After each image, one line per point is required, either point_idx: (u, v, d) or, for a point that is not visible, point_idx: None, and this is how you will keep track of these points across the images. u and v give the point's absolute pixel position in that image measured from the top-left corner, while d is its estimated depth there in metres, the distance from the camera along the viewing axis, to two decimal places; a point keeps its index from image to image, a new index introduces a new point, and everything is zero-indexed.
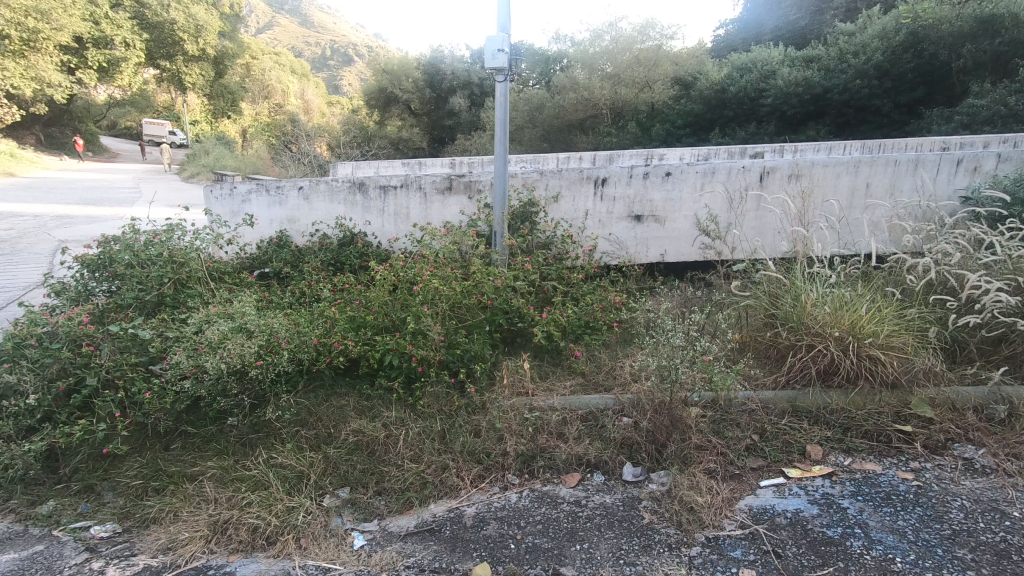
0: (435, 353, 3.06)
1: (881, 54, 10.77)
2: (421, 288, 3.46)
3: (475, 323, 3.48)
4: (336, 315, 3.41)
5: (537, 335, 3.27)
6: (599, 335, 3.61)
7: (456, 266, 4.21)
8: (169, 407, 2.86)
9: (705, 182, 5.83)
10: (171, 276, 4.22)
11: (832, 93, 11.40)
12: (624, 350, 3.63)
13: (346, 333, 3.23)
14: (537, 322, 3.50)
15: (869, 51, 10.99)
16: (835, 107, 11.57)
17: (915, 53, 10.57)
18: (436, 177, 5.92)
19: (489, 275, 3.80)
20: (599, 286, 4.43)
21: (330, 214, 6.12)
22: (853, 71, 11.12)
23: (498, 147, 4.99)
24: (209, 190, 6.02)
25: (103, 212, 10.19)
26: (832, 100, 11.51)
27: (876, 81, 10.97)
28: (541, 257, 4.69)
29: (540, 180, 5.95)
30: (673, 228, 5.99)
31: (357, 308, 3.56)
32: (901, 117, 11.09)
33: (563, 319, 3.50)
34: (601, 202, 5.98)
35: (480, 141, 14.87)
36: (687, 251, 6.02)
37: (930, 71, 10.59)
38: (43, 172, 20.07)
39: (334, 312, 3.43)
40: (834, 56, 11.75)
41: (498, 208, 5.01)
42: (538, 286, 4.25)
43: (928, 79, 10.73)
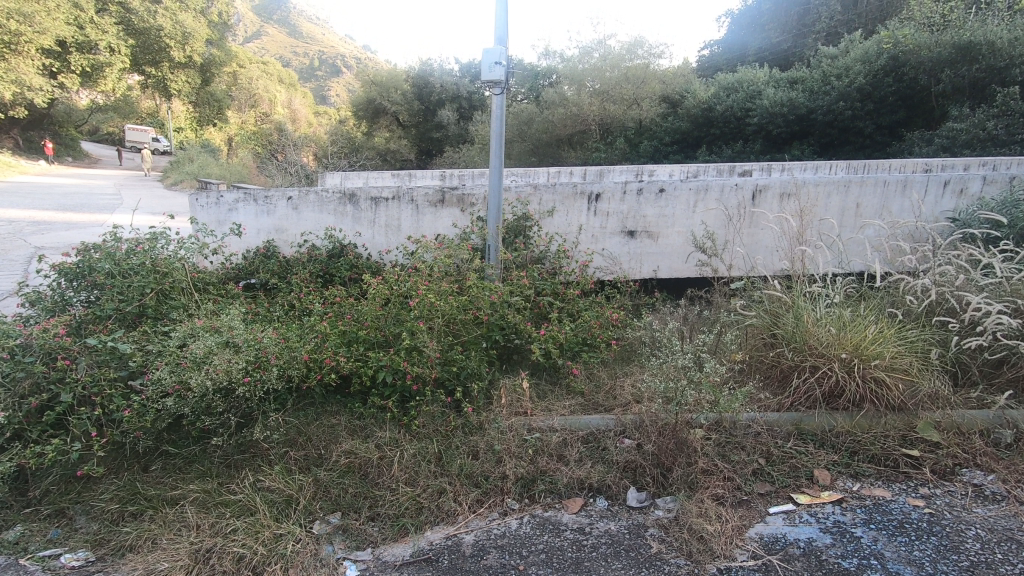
0: (430, 370, 2.98)
1: (863, 78, 11.02)
2: (417, 303, 3.37)
3: (471, 340, 3.40)
4: (327, 330, 3.30)
5: (535, 352, 3.21)
6: (598, 353, 3.54)
7: (450, 281, 4.12)
8: (150, 426, 2.70)
9: (698, 199, 5.83)
10: (153, 286, 4.07)
11: (817, 114, 11.61)
12: (623, 368, 3.56)
13: (339, 349, 3.12)
14: (534, 339, 3.43)
15: (852, 74, 11.24)
16: (819, 128, 11.77)
17: (896, 77, 10.84)
18: (428, 190, 5.85)
19: (485, 290, 3.72)
20: (594, 303, 4.37)
21: (319, 225, 6.01)
22: (836, 93, 11.35)
23: (493, 160, 4.94)
24: (195, 198, 5.88)
25: (82, 219, 9.96)
26: (817, 121, 11.71)
27: (859, 103, 11.19)
28: (535, 273, 4.62)
29: (534, 194, 5.91)
30: (666, 244, 5.98)
31: (349, 322, 3.45)
32: (883, 139, 11.31)
33: (561, 336, 3.43)
34: (595, 218, 5.95)
35: (469, 154, 14.86)
36: (680, 268, 6.00)
37: (911, 95, 10.85)
38: (20, 177, 19.63)
39: (325, 326, 3.32)
40: (817, 78, 12.01)
41: (492, 222, 4.95)
42: (533, 301, 4.18)
43: (909, 102, 10.98)
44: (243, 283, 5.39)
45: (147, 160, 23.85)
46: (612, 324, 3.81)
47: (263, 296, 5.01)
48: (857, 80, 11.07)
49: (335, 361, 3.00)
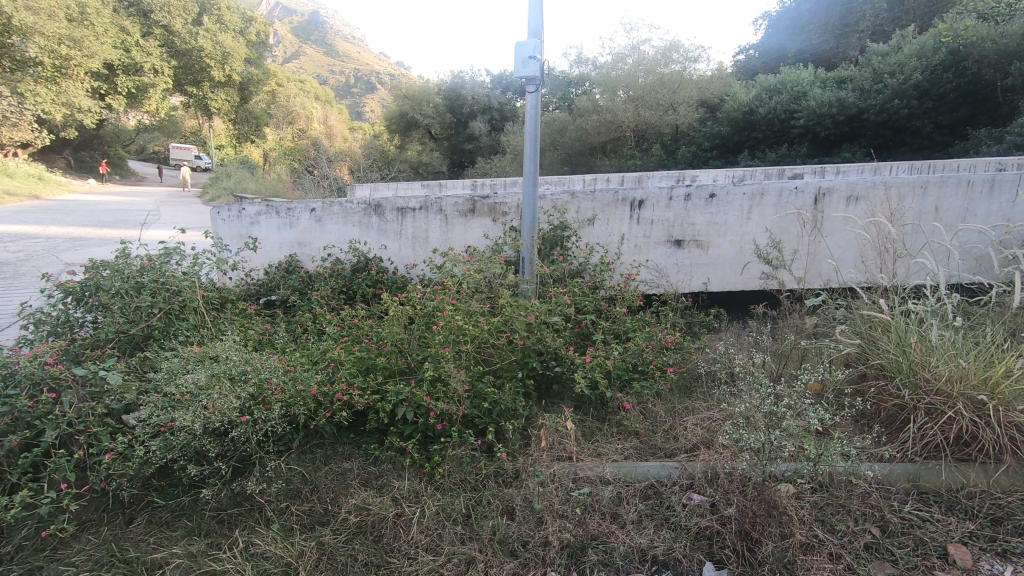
0: (458, 406, 2.57)
1: (920, 74, 10.23)
2: (443, 326, 2.95)
3: (505, 368, 2.96)
4: (341, 356, 2.90)
5: (580, 384, 2.74)
6: (654, 382, 3.02)
7: (481, 298, 3.68)
8: (135, 472, 2.34)
9: (753, 205, 5.27)
10: (161, 307, 3.77)
11: (869, 114, 10.80)
12: (680, 401, 3.05)
13: (357, 380, 2.73)
14: (578, 368, 2.96)
15: (907, 70, 10.43)
16: (872, 129, 10.96)
17: (957, 72, 10.02)
18: (458, 199, 5.45)
19: (520, 311, 3.28)
20: (642, 323, 3.85)
21: (344, 238, 5.68)
22: (890, 91, 10.48)
23: (528, 165, 4.52)
24: (216, 211, 5.65)
25: (116, 235, 9.96)
26: (868, 121, 10.85)
27: (916, 101, 10.31)
28: (575, 288, 4.13)
29: (571, 202, 5.45)
30: (717, 254, 5.42)
31: (368, 347, 3.06)
32: (944, 139, 10.44)
33: (609, 363, 2.96)
34: (638, 227, 5.44)
35: (501, 164, 14.52)
36: (733, 280, 5.42)
37: (973, 90, 10.01)
38: (68, 195, 20.14)
39: (339, 353, 2.93)
40: (867, 75, 11.21)
41: (527, 233, 4.51)
42: (570, 315, 3.66)
43: (971, 98, 10.12)
44: (263, 300, 5.08)
45: (188, 177, 24.32)
46: (666, 349, 3.31)
47: (282, 314, 4.68)
48: (914, 76, 10.22)
49: (350, 395, 2.61)
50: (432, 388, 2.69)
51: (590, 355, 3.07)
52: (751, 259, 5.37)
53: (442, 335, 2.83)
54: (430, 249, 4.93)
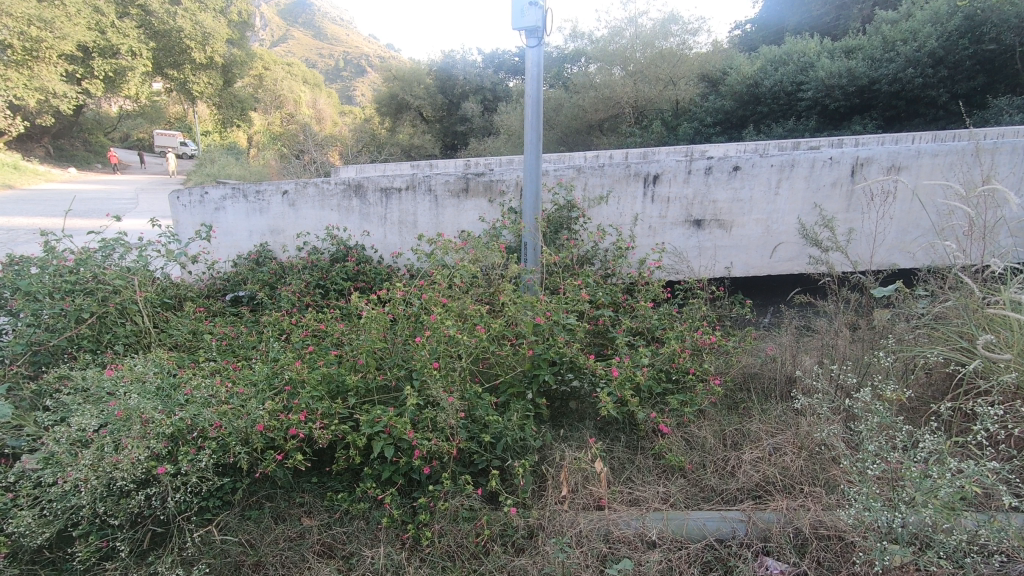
0: (450, 441, 1.98)
1: (935, 40, 9.55)
2: (431, 332, 2.34)
3: (510, 383, 2.37)
4: (300, 372, 2.29)
5: (606, 405, 2.15)
6: (696, 396, 2.42)
7: (477, 295, 3.05)
8: (17, 545, 1.73)
9: (783, 178, 4.65)
10: (92, 311, 3.13)
11: (880, 84, 10.09)
12: (727, 419, 2.46)
13: (321, 406, 2.14)
14: (601, 382, 2.36)
15: (921, 36, 9.75)
16: (883, 100, 10.25)
17: (973, 38, 9.35)
18: (449, 177, 4.80)
19: (525, 313, 2.67)
20: (669, 320, 3.23)
21: (321, 223, 5.02)
22: (902, 60, 9.82)
23: (528, 134, 3.87)
24: (175, 196, 4.99)
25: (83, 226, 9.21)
26: (880, 92, 10.15)
27: (930, 69, 9.63)
28: (587, 277, 3.51)
29: (578, 178, 4.80)
30: (742, 234, 4.80)
31: (338, 360, 2.46)
32: (960, 110, 9.74)
33: (640, 376, 2.37)
34: (652, 205, 4.80)
35: (495, 145, 13.77)
36: (759, 264, 4.83)
37: (991, 58, 9.33)
38: (45, 184, 19.22)
39: (300, 369, 2.32)
40: (877, 44, 10.52)
41: (529, 214, 3.89)
42: (586, 312, 3.03)
43: (989, 66, 9.44)
44: (229, 297, 4.45)
45: (171, 163, 23.35)
46: (703, 354, 2.72)
47: (249, 315, 4.06)
48: (928, 43, 9.54)
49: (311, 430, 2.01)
50: (417, 416, 2.10)
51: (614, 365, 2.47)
52: (779, 239, 4.77)
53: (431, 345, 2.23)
54: (417, 235, 4.29)
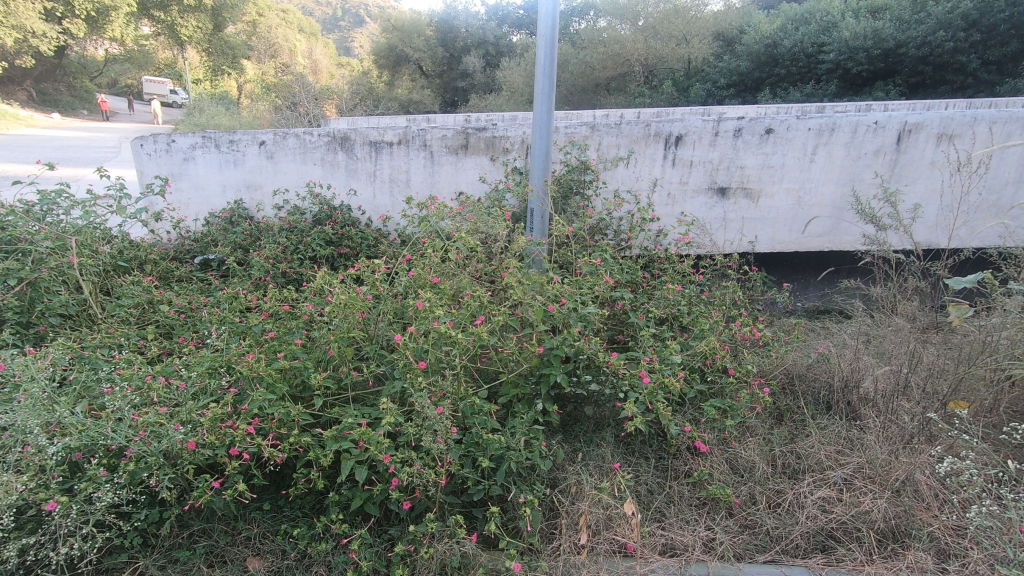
0: (435, 467, 1.57)
1: (971, 1, 8.78)
2: (418, 321, 1.88)
3: (513, 384, 1.94)
4: (253, 367, 1.84)
5: (635, 422, 1.73)
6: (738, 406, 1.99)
7: (474, 271, 2.57)
8: None
9: (821, 143, 4.12)
10: (18, 278, 2.68)
11: (908, 48, 9.30)
12: (774, 431, 2.04)
13: (278, 414, 1.71)
14: (625, 388, 1.93)
15: None
16: (909, 65, 9.48)
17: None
18: (446, 130, 4.24)
19: (533, 298, 2.21)
20: (699, 306, 2.76)
21: (303, 179, 4.48)
22: (933, 22, 9.06)
23: (539, 82, 3.30)
24: (139, 143, 4.42)
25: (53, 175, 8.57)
26: (906, 57, 9.39)
27: (963, 33, 8.88)
28: (603, 251, 3.02)
29: (592, 136, 4.23)
30: (771, 206, 4.31)
31: (302, 350, 2.01)
32: (990, 78, 8.98)
33: (673, 381, 1.94)
34: (672, 170, 4.26)
35: (496, 103, 12.99)
36: (787, 239, 4.35)
37: None
38: (25, 129, 18.26)
39: (252, 362, 1.87)
40: (906, 4, 9.71)
41: (537, 176, 3.38)
42: (604, 295, 2.55)
43: None
44: (198, 260, 3.99)
45: (158, 112, 22.32)
46: (742, 349, 2.29)
47: (215, 282, 3.60)
48: (963, 3, 8.79)
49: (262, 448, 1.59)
50: (397, 430, 1.68)
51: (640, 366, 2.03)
52: (811, 213, 4.28)
53: (416, 340, 1.78)
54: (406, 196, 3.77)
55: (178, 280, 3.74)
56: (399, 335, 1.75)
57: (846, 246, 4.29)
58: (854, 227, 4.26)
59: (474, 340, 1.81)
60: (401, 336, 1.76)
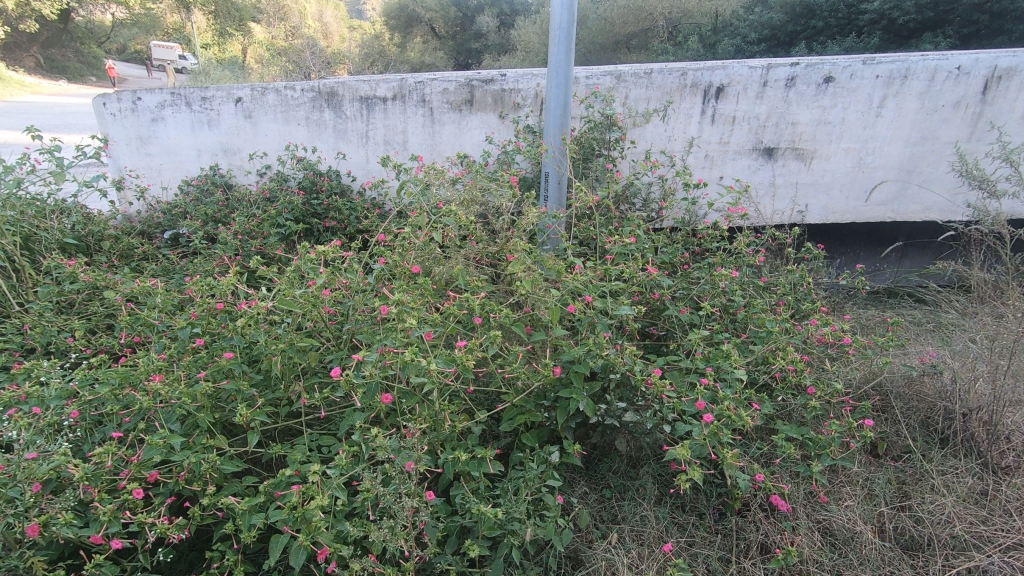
0: (400, 555, 1.10)
1: None
2: (385, 332, 1.38)
3: (519, 411, 1.47)
4: (165, 394, 1.36)
5: (693, 479, 1.25)
6: (822, 444, 1.49)
7: (473, 254, 2.04)
8: None
9: (892, 93, 3.40)
10: None
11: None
12: (870, 472, 1.53)
13: (190, 466, 1.24)
14: (670, 421, 1.44)
15: None
16: (965, 12, 7.88)
17: None
18: (448, 82, 3.64)
19: (546, 295, 1.69)
20: (757, 296, 2.19)
21: (284, 141, 3.92)
22: None
23: (554, 16, 2.63)
24: (101, 102, 3.89)
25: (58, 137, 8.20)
26: (962, 3, 7.77)
27: None
28: (633, 225, 2.44)
29: (618, 88, 3.56)
30: (828, 169, 3.63)
31: (241, 364, 1.52)
32: None
33: (735, 414, 1.42)
34: (711, 127, 3.58)
35: (511, 65, 12.14)
36: (844, 208, 3.70)
37: None
38: (30, 96, 17.82)
39: (164, 385, 1.40)
40: None
41: (552, 134, 2.79)
42: (637, 285, 2.00)
43: None
44: (167, 235, 3.49)
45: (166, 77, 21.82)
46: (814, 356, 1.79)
47: (179, 262, 3.09)
48: None
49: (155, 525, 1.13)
50: (356, 489, 1.22)
51: (689, 387, 1.54)
52: (875, 177, 3.61)
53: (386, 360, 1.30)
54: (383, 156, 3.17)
55: (141, 259, 3.24)
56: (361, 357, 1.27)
57: (914, 217, 3.65)
58: (924, 194, 3.61)
59: (465, 360, 1.31)
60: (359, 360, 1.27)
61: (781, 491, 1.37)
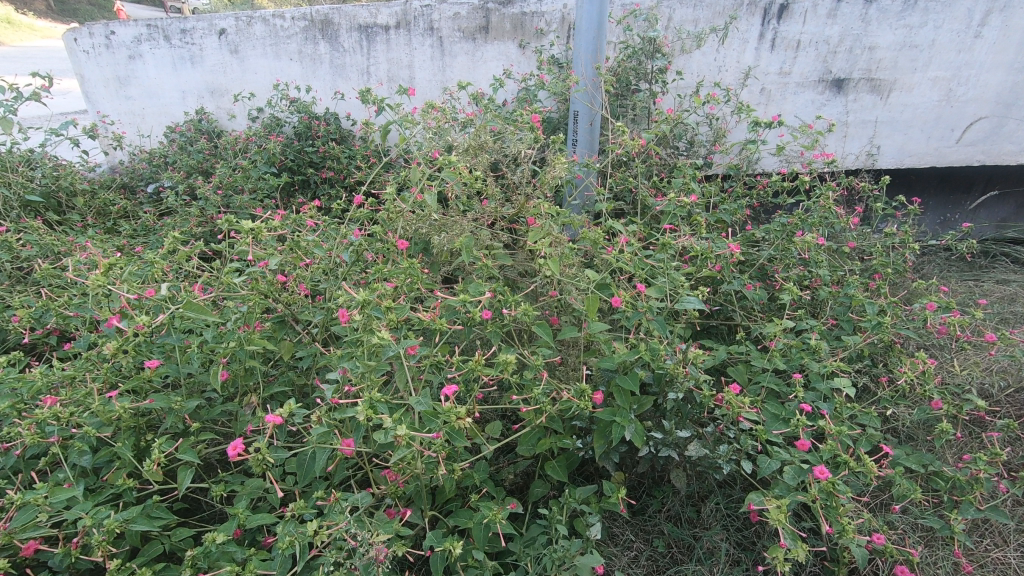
0: None
1: None
2: (356, 338, 1.00)
3: (540, 439, 1.09)
4: (69, 417, 1.02)
5: (796, 558, 0.88)
6: (959, 486, 1.10)
7: (487, 216, 1.63)
8: None
9: (1002, 7, 2.64)
10: None
11: None
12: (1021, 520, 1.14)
13: (85, 528, 0.90)
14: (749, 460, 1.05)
15: None
16: None
17: None
18: (460, 5, 3.10)
19: (579, 276, 1.29)
20: (843, 267, 1.74)
21: (273, 80, 3.43)
22: None
23: None
24: (73, 37, 3.45)
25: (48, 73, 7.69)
26: None
27: None
28: (684, 176, 1.97)
29: (659, 8, 2.89)
30: (910, 105, 2.87)
31: (181, 369, 1.17)
32: None
33: (844, 451, 1.03)
34: (770, 54, 2.87)
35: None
36: (923, 151, 2.95)
37: None
38: (36, 38, 17.25)
39: (72, 404, 1.06)
40: None
41: (583, 63, 2.26)
42: (693, 256, 1.57)
43: None
44: (150, 189, 3.12)
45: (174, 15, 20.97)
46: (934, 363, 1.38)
47: (158, 220, 2.72)
48: None
49: None
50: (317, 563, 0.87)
51: (771, 404, 1.16)
52: (967, 113, 2.85)
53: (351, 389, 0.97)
54: (366, 91, 2.63)
55: (121, 216, 2.89)
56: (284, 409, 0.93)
57: (1006, 161, 2.91)
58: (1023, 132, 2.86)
59: (453, 401, 0.92)
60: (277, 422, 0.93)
61: (909, 558, 1.00)
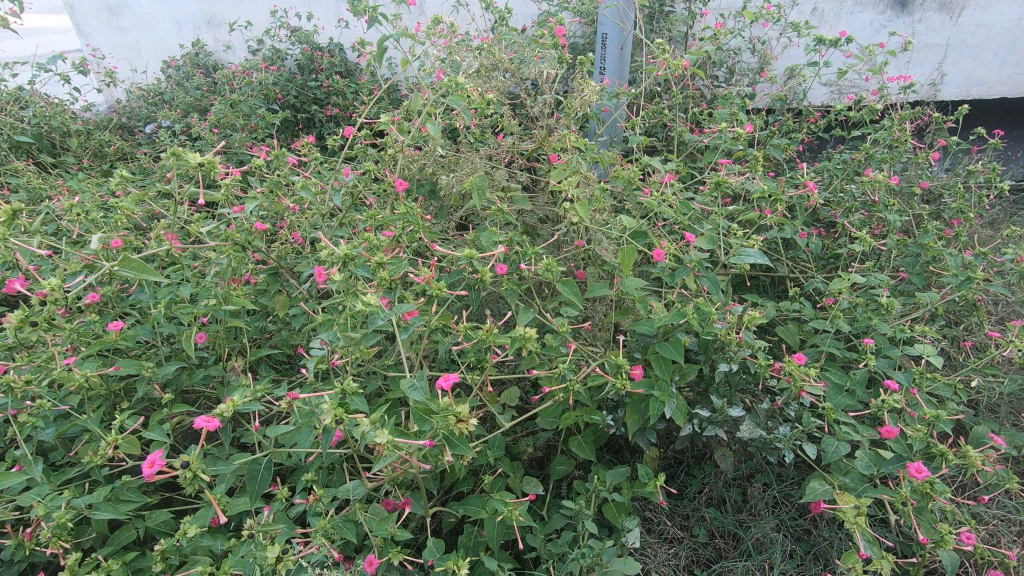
0: None
1: None
2: (343, 299, 0.83)
3: (563, 415, 0.94)
4: (24, 386, 0.89)
5: (877, 570, 0.74)
6: None
7: (503, 153, 1.42)
8: None
9: None
10: None
11: None
12: None
13: (37, 518, 0.78)
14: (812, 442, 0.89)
15: None
16: None
17: None
18: None
19: (610, 222, 1.09)
20: (914, 212, 1.51)
21: (271, 7, 3.15)
22: None
23: None
24: None
25: None
26: None
27: None
28: (730, 107, 1.72)
29: None
30: (992, 24, 2.32)
31: (154, 330, 1.03)
32: None
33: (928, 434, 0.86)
34: None
35: None
36: (1004, 81, 2.40)
37: None
38: None
39: (29, 371, 0.93)
40: None
41: None
42: (742, 199, 1.36)
43: None
44: (148, 129, 2.92)
45: None
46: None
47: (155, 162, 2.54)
48: None
49: None
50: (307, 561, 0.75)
51: (834, 373, 0.98)
52: None
53: (342, 359, 0.82)
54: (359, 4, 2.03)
55: (119, 158, 2.71)
56: (224, 410, 0.74)
57: None
58: None
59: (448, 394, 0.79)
60: (212, 427, 0.75)
61: (1005, 562, 0.85)
